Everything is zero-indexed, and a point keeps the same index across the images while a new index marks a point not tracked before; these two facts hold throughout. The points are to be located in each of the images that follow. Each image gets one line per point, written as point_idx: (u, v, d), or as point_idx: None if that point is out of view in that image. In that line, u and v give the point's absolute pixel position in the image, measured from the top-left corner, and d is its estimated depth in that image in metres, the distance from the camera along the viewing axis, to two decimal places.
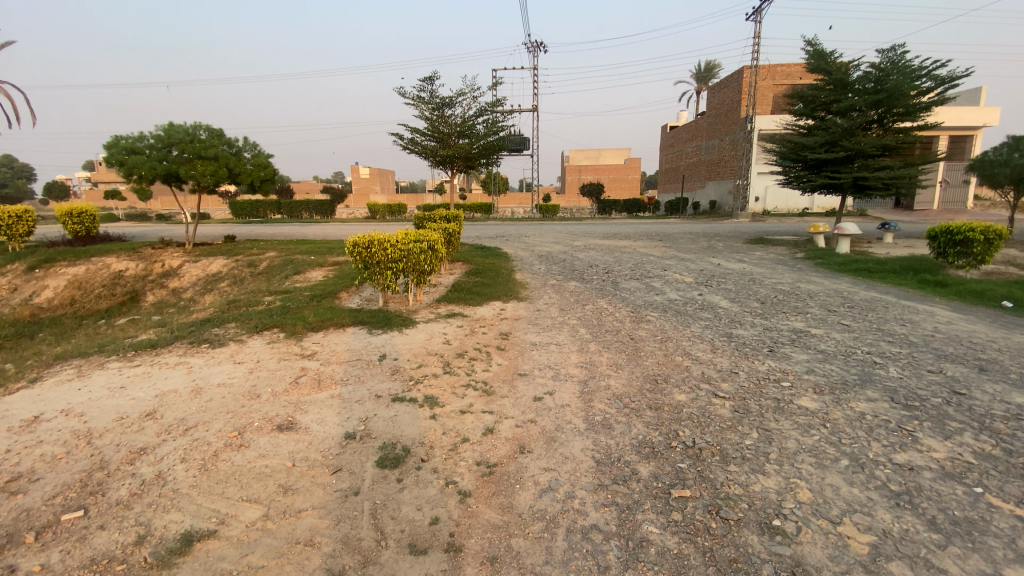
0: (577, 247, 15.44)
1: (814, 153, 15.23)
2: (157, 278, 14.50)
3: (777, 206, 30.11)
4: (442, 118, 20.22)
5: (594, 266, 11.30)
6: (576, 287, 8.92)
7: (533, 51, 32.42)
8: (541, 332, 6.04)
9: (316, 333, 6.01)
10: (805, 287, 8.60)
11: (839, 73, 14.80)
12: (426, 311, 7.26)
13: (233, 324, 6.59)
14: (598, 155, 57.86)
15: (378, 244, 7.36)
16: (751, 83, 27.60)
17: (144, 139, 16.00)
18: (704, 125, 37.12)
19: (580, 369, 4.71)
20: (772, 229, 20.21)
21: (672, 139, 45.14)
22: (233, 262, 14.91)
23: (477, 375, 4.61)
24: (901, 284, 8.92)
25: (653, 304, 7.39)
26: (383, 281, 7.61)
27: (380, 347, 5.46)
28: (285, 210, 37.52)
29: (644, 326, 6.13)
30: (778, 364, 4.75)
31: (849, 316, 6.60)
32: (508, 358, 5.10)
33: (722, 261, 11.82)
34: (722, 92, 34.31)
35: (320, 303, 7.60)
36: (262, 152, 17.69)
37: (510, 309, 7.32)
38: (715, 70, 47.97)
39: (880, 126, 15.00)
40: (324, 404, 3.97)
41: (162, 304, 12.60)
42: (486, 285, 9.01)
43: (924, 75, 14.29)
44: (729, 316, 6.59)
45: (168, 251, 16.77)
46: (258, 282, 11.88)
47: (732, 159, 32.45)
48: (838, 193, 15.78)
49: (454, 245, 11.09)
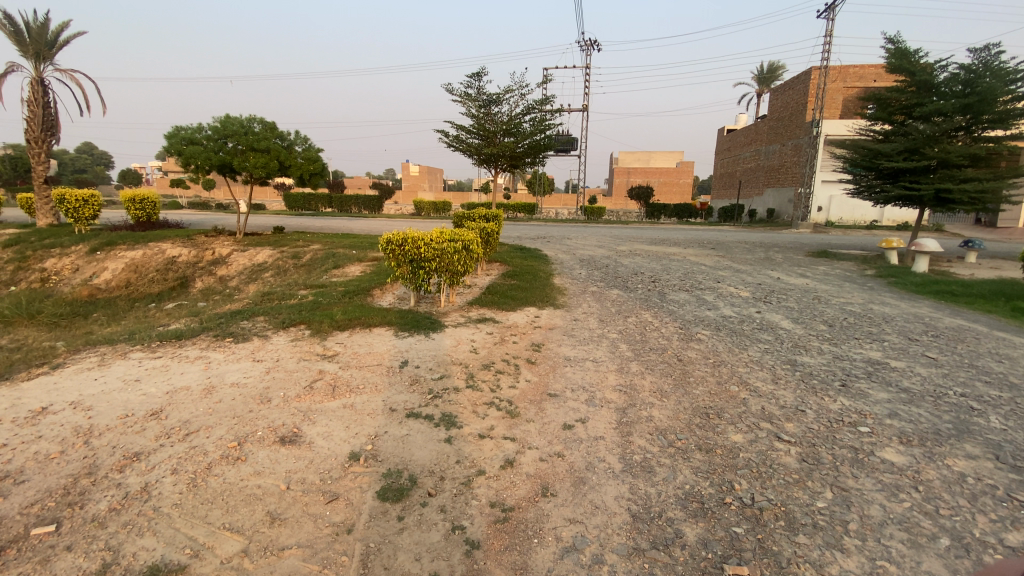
0: (622, 252, 14.77)
1: (890, 161, 13.90)
2: (207, 265, 14.93)
3: (841, 217, 28.14)
4: (488, 116, 19.94)
5: (640, 274, 10.66)
6: (618, 296, 8.35)
7: (586, 50, 31.77)
8: (576, 345, 5.54)
9: (341, 332, 5.76)
10: (879, 310, 7.68)
11: (924, 74, 13.38)
12: (457, 314, 6.90)
13: (262, 317, 6.46)
14: (649, 157, 56.30)
15: (412, 242, 7.06)
16: (820, 85, 25.86)
17: (202, 130, 16.52)
18: (765, 130, 35.29)
19: (619, 393, 4.18)
20: (838, 242, 18.75)
21: (728, 143, 43.28)
22: (278, 253, 15.15)
23: (503, 393, 4.17)
24: (992, 311, 7.82)
25: (704, 320, 6.75)
26: (415, 280, 7.32)
27: (403, 352, 5.11)
28: (336, 204, 38.45)
29: (693, 346, 5.53)
30: (853, 404, 4.05)
31: (934, 348, 5.71)
32: (538, 373, 4.65)
33: (782, 275, 10.89)
34: (786, 95, 32.44)
35: (351, 299, 7.40)
36: (312, 146, 17.93)
37: (545, 317, 6.86)
38: (779, 72, 45.61)
39: (968, 134, 13.49)
40: (334, 414, 3.65)
41: (208, 291, 12.90)
42: (523, 290, 8.58)
43: (1022, 78, 12.74)
44: (792, 340, 5.87)
45: (220, 239, 17.30)
46: (298, 274, 11.93)
47: (794, 166, 30.60)
48: (915, 205, 14.37)
49: (492, 245, 10.72)
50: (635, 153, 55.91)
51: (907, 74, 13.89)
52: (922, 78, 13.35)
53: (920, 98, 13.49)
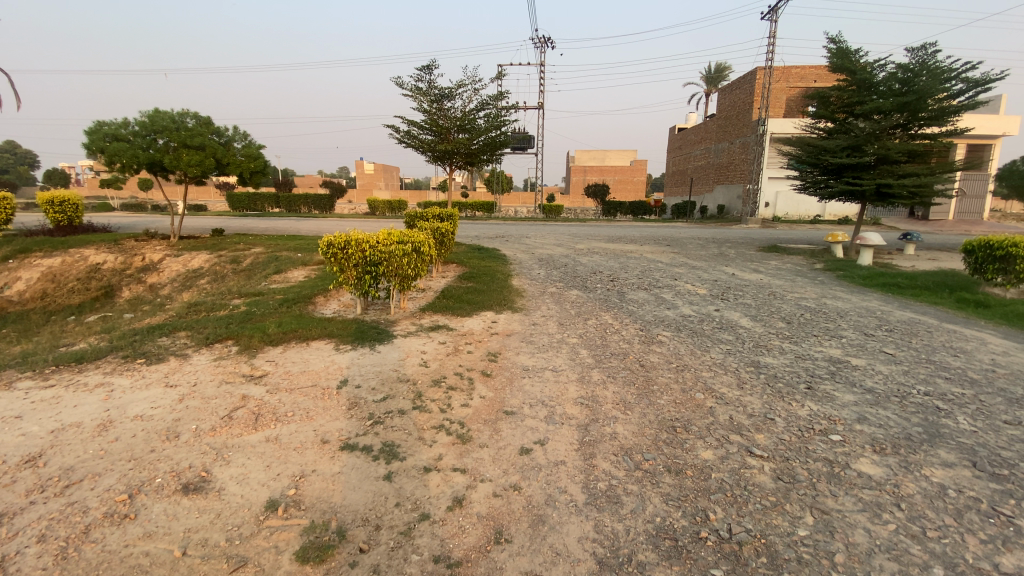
0: (580, 250, 14.60)
1: (835, 157, 14.34)
2: (136, 272, 13.70)
3: (787, 212, 29.19)
4: (441, 111, 19.31)
5: (598, 272, 10.47)
6: (578, 297, 8.08)
7: (540, 47, 31.61)
8: (534, 353, 5.18)
9: (273, 348, 5.18)
10: (832, 304, 7.74)
11: (863, 73, 13.88)
12: (408, 322, 6.41)
13: (183, 332, 5.77)
14: (604, 155, 56.89)
15: (356, 244, 6.52)
16: (765, 84, 26.66)
17: (128, 125, 15.22)
18: (714, 128, 36.22)
19: (580, 408, 3.84)
20: (786, 237, 19.31)
21: (679, 141, 44.24)
22: (216, 257, 14.10)
23: (453, 413, 3.75)
24: (937, 303, 8.03)
25: (664, 320, 6.55)
26: (360, 286, 6.77)
27: (343, 369, 4.61)
28: (284, 205, 36.76)
29: (655, 349, 5.27)
30: (821, 409, 3.88)
31: (890, 343, 5.71)
32: (494, 387, 4.25)
33: (737, 271, 10.96)
34: (734, 94, 33.37)
35: (289, 309, 6.79)
36: (253, 143, 16.82)
37: (502, 322, 6.47)
38: (726, 72, 47.04)
39: (905, 131, 14.09)
40: (254, 451, 3.14)
41: (136, 301, 11.78)
42: (478, 292, 8.18)
43: (956, 76, 13.31)
44: (753, 339, 5.72)
45: (152, 243, 15.98)
46: (237, 281, 11.05)
47: (742, 163, 31.51)
48: (857, 200, 14.90)
49: (447, 246, 10.25)
50: (591, 151, 56.37)
51: (848, 73, 14.38)
52: (862, 77, 13.83)
53: (861, 97, 13.99)
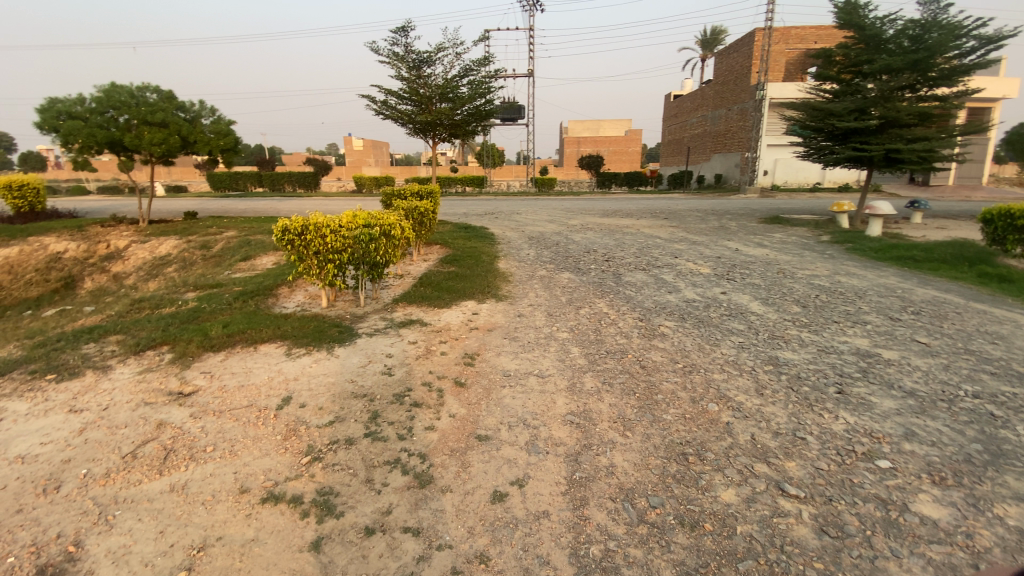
0: (573, 227, 13.81)
1: (841, 121, 13.44)
2: (99, 261, 12.79)
3: (786, 180, 28.31)
4: (421, 79, 18.12)
5: (592, 251, 9.73)
6: (570, 281, 7.33)
7: (529, 10, 29.97)
8: (518, 353, 4.46)
9: (213, 355, 4.46)
10: (848, 283, 7.05)
11: (872, 29, 12.86)
12: (377, 317, 5.67)
13: (114, 338, 5.00)
14: (597, 126, 55.44)
15: (316, 229, 5.75)
16: (764, 46, 25.37)
17: (84, 102, 14.08)
18: (711, 95, 34.95)
19: (570, 429, 3.14)
20: (787, 207, 18.54)
21: (675, 109, 42.86)
22: (185, 243, 13.22)
23: (414, 441, 3.05)
24: (960, 278, 7.38)
25: (665, 307, 5.83)
26: (323, 276, 6.00)
27: (291, 382, 3.91)
28: (267, 183, 35.47)
29: (657, 345, 4.56)
30: (860, 423, 3.20)
31: (921, 329, 5.03)
32: (467, 401, 3.55)
33: (740, 246, 10.21)
34: (731, 58, 32.04)
35: (245, 304, 6.04)
36: (222, 119, 15.69)
37: (484, 314, 5.73)
38: (722, 36, 45.35)
39: (913, 92, 13.21)
40: (149, 510, 2.44)
41: (98, 292, 10.95)
42: (461, 278, 7.45)
43: (967, 33, 12.38)
44: (767, 329, 5.00)
45: (118, 229, 15.03)
46: (203, 268, 10.23)
47: (739, 130, 30.45)
48: (864, 166, 14.09)
49: (428, 226, 9.45)
50: (584, 121, 54.82)
51: (856, 29, 13.36)
52: (871, 33, 12.80)
53: (868, 55, 13.01)
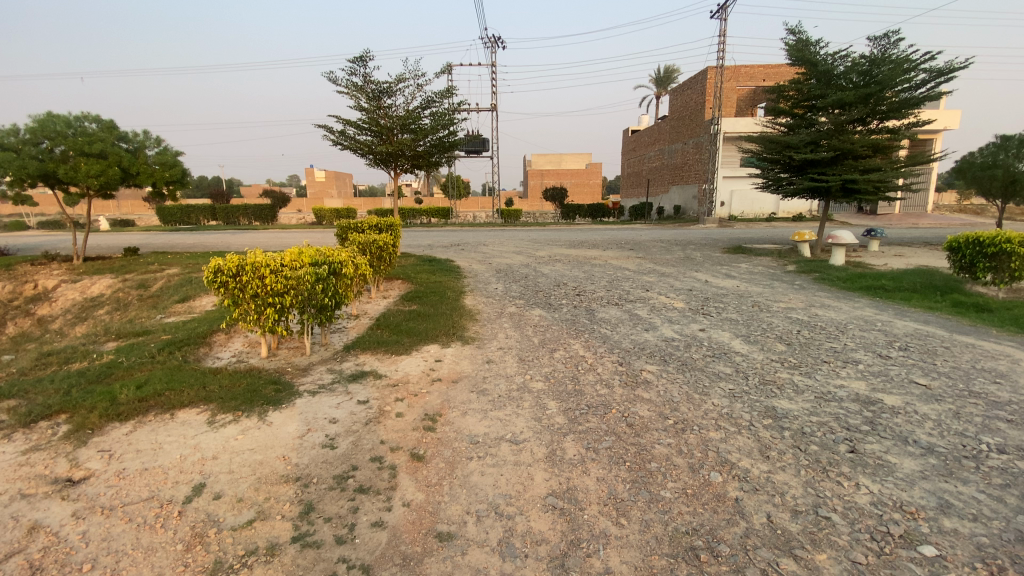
0: (541, 259, 13.47)
1: (799, 153, 13.75)
2: (22, 303, 11.49)
3: (744, 210, 29.15)
4: (381, 109, 17.70)
5: (562, 285, 9.33)
6: (541, 319, 6.83)
7: (491, 47, 30.49)
8: (485, 412, 3.85)
9: (119, 426, 3.68)
10: (825, 316, 6.83)
11: (823, 65, 13.36)
12: (325, 369, 4.97)
13: (1, 405, 4.10)
14: (560, 159, 56.49)
15: (252, 269, 5.09)
16: (717, 83, 26.34)
17: (15, 132, 12.94)
18: (667, 129, 36.07)
19: (552, 518, 2.57)
20: (749, 236, 18.88)
21: (634, 142, 44.07)
22: (122, 282, 12.08)
23: (356, 545, 2.41)
24: (934, 308, 7.29)
25: (643, 347, 5.38)
26: (262, 322, 5.32)
27: (210, 461, 3.19)
28: (222, 217, 34.07)
29: (642, 395, 4.04)
30: (885, 493, 2.76)
31: (915, 368, 4.74)
32: (423, 483, 2.92)
33: (711, 277, 10.04)
34: (685, 93, 33.25)
35: (171, 357, 5.24)
36: (169, 150, 14.75)
37: (448, 361, 5.12)
38: (675, 74, 47.36)
39: (864, 126, 13.71)
40: None
41: (17, 339, 9.69)
42: (423, 318, 6.84)
43: (916, 67, 12.92)
44: (757, 373, 4.57)
45: (48, 268, 13.67)
46: (138, 311, 9.22)
47: (697, 163, 31.36)
48: (822, 196, 14.40)
49: (387, 261, 8.85)
50: (546, 154, 55.93)
51: (807, 65, 13.87)
52: (824, 68, 13.27)
53: (822, 90, 13.47)
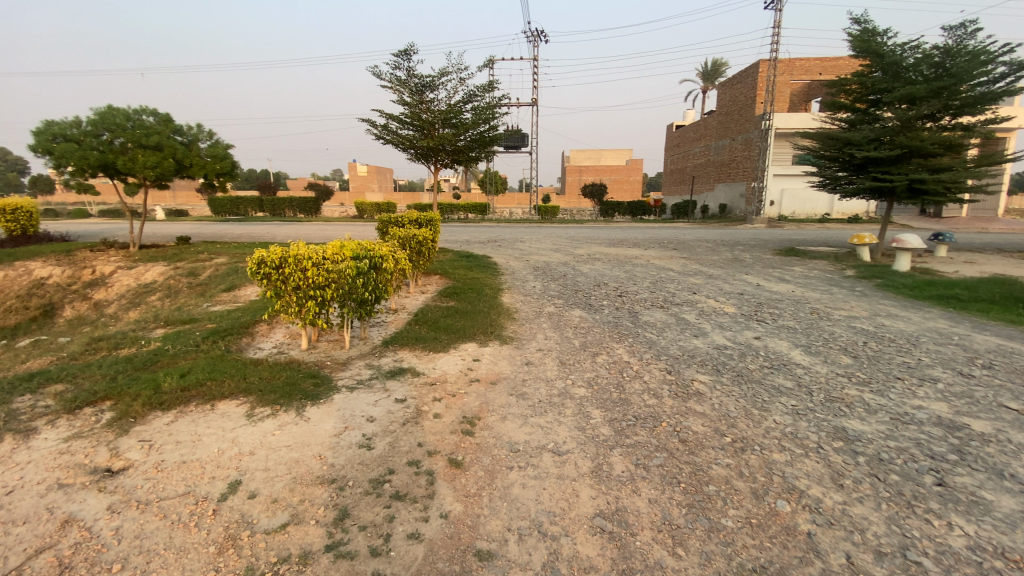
0: (580, 257, 13.17)
1: (861, 151, 12.85)
2: (82, 287, 12.06)
3: (794, 211, 27.84)
4: (423, 104, 17.73)
5: (603, 285, 9.04)
6: (582, 320, 6.58)
7: (533, 41, 30.17)
8: (526, 418, 3.67)
9: (161, 415, 3.70)
10: (893, 327, 6.29)
11: (891, 56, 12.46)
12: (362, 365, 4.90)
13: (52, 389, 4.21)
14: (599, 155, 55.57)
15: (295, 261, 5.08)
16: (769, 77, 25.16)
17: (78, 124, 13.58)
18: (714, 125, 34.87)
19: (601, 543, 2.35)
20: (800, 238, 17.95)
21: (678, 139, 42.85)
22: (172, 270, 12.54)
23: (391, 559, 2.28)
24: (1016, 321, 6.63)
25: (693, 354, 5.06)
26: (303, 315, 5.30)
27: (247, 456, 3.14)
28: (269, 208, 35.19)
29: (695, 408, 3.76)
30: (983, 536, 2.41)
31: (1005, 390, 4.24)
32: (462, 493, 2.76)
33: (762, 280, 9.52)
34: (734, 88, 32.01)
35: (214, 346, 5.30)
36: (220, 143, 15.23)
37: (486, 362, 4.96)
38: (723, 68, 45.77)
39: (935, 122, 12.69)
40: None
41: (76, 322, 10.17)
42: (461, 314, 6.72)
43: (994, 59, 11.93)
44: (821, 389, 4.19)
45: (106, 255, 14.35)
46: (186, 298, 9.51)
47: (745, 160, 30.15)
48: (884, 197, 13.48)
49: (426, 256, 8.79)
50: (586, 151, 55.20)
51: (872, 57, 12.96)
52: (891, 60, 12.41)
53: (888, 82, 12.54)
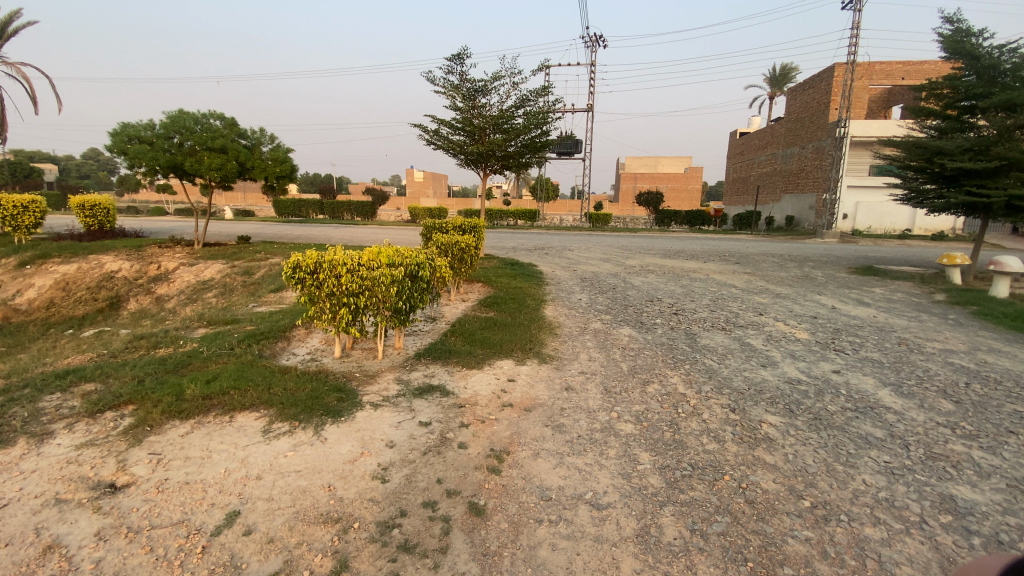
0: (632, 268, 12.53)
1: (954, 162, 11.33)
2: (146, 282, 12.66)
3: (870, 226, 25.72)
4: (475, 108, 17.61)
5: (655, 301, 8.41)
6: (631, 340, 6.05)
7: (591, 46, 29.65)
8: (562, 456, 3.21)
9: (178, 425, 3.54)
10: (1005, 366, 5.33)
11: (989, 58, 11.19)
12: (391, 379, 4.60)
13: (83, 389, 4.19)
14: (656, 164, 54.10)
15: (329, 266, 4.89)
16: (846, 80, 23.39)
17: (152, 127, 14.38)
18: (782, 132, 32.95)
19: None
20: (878, 255, 16.39)
21: (741, 147, 40.91)
22: (229, 269, 12.94)
23: None
24: None
25: (760, 389, 4.41)
26: (336, 323, 5.09)
27: (251, 481, 2.87)
28: (327, 210, 36.46)
29: (763, 459, 3.18)
30: None
31: None
32: (479, 550, 2.35)
33: (837, 302, 8.57)
34: (805, 93, 30.12)
35: (247, 351, 5.18)
36: (280, 146, 15.72)
37: (522, 383, 4.54)
38: (792, 73, 43.38)
39: None
40: None
41: (138, 315, 10.63)
42: (501, 327, 6.35)
43: None
44: (921, 443, 3.47)
45: (172, 251, 15.09)
46: (236, 297, 9.70)
47: (816, 170, 28.23)
48: (980, 214, 11.95)
49: (470, 264, 8.49)
50: (642, 158, 53.89)
51: (965, 58, 11.58)
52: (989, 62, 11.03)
53: (985, 86, 11.12)
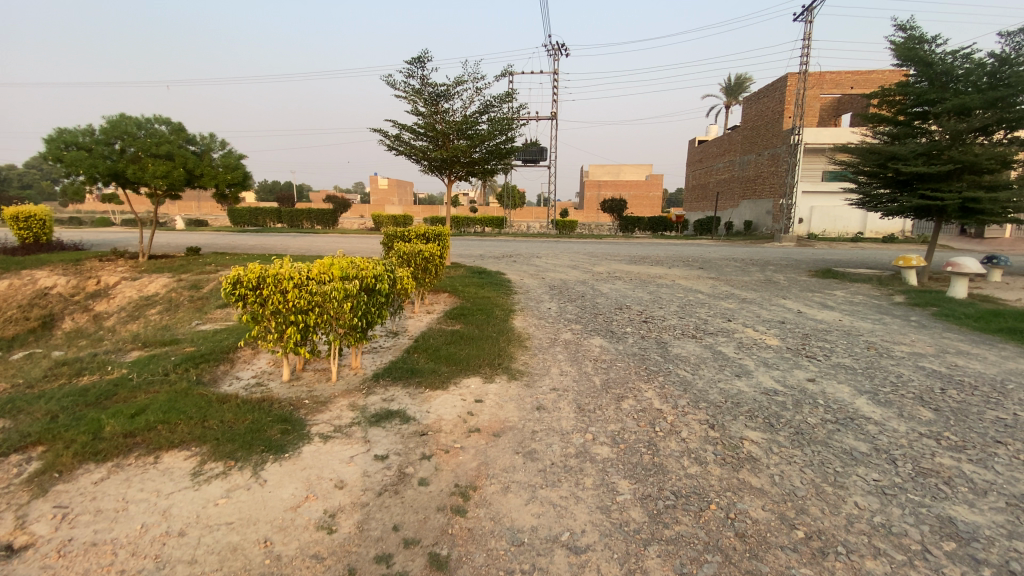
0: (600, 275, 12.42)
1: (909, 166, 11.71)
2: (83, 299, 11.69)
3: (824, 229, 26.67)
4: (438, 114, 17.24)
5: (625, 308, 8.23)
6: (602, 352, 5.81)
7: (555, 54, 29.82)
8: (534, 489, 2.91)
9: (94, 469, 3.05)
10: (971, 368, 5.35)
11: (941, 65, 11.59)
12: (346, 405, 4.19)
13: None
14: (619, 170, 54.92)
15: (275, 281, 4.45)
16: (800, 90, 24.22)
17: (90, 132, 13.38)
18: (739, 140, 33.94)
19: None
20: (835, 258, 16.87)
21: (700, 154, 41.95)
22: (177, 282, 12.12)
23: None
24: None
25: (739, 402, 4.21)
26: (284, 343, 4.63)
27: (173, 539, 2.44)
28: (286, 219, 35.24)
29: (750, 483, 2.95)
30: None
31: None
32: None
33: (802, 306, 8.62)
34: (760, 102, 31.10)
35: (184, 376, 4.67)
36: (233, 153, 14.98)
37: (490, 405, 4.22)
38: (746, 83, 44.94)
39: (987, 136, 11.66)
40: None
41: (71, 335, 9.76)
42: (467, 341, 6.01)
43: None
44: (907, 456, 3.33)
45: (114, 265, 14.07)
46: (181, 313, 9.00)
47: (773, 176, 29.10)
48: (932, 216, 12.39)
49: (435, 274, 8.11)
50: (606, 165, 54.65)
51: (916, 65, 12.00)
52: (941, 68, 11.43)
53: (936, 92, 11.53)
